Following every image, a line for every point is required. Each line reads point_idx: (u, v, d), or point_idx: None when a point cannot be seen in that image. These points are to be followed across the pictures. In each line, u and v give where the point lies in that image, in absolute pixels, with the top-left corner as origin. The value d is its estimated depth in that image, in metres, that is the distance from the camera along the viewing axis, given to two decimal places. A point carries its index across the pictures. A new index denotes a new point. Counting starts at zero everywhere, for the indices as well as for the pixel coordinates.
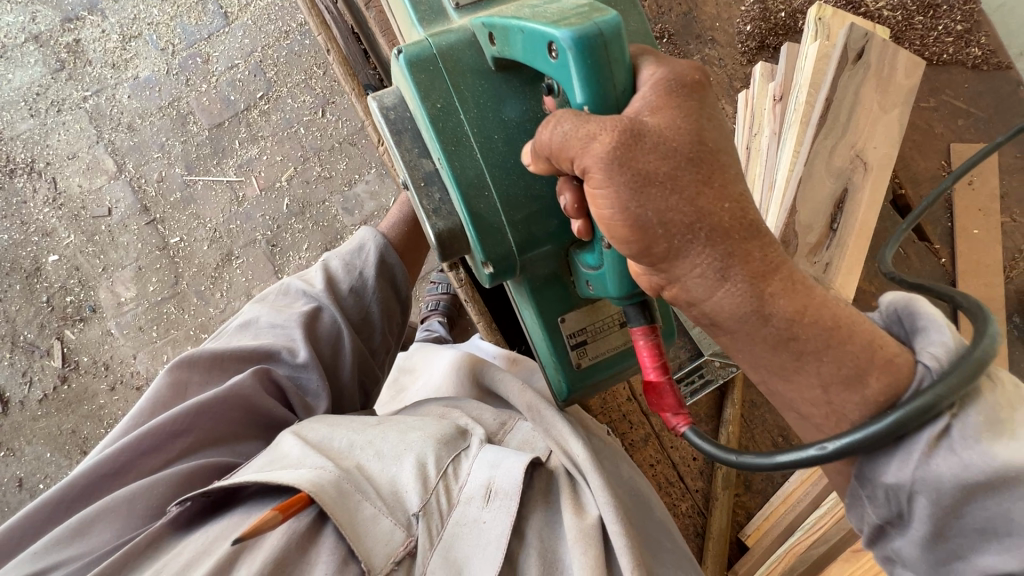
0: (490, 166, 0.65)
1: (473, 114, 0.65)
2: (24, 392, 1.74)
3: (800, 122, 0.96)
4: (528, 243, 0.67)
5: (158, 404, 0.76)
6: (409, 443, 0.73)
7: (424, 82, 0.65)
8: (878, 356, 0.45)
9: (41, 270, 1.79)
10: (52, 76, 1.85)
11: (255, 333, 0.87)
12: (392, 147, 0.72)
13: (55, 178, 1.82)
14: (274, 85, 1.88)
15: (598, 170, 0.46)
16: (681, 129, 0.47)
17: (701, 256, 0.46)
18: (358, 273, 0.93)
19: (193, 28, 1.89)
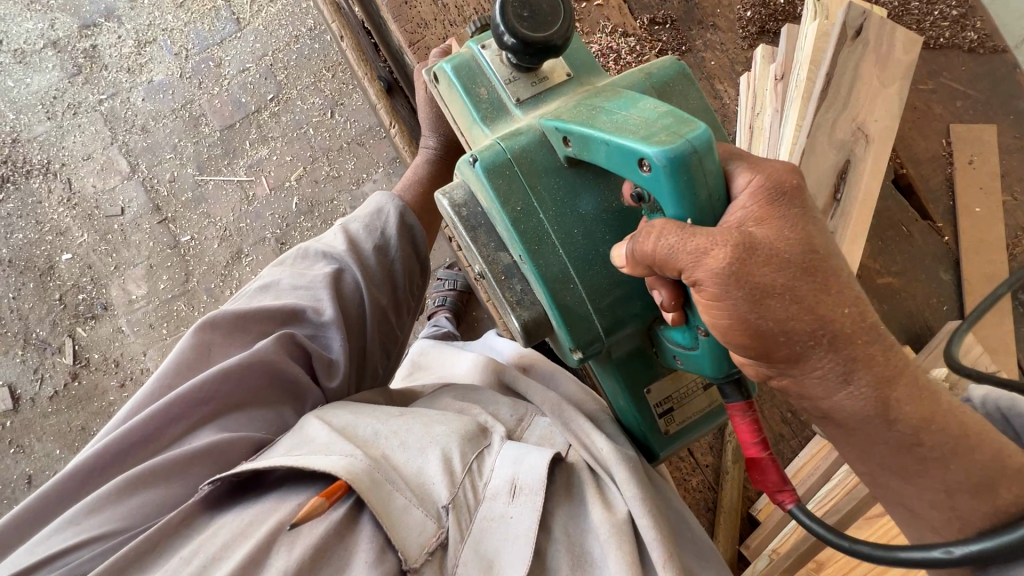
0: (575, 261, 0.68)
1: (552, 212, 0.68)
2: (35, 389, 1.76)
3: (801, 96, 0.97)
4: (615, 326, 0.70)
5: (182, 368, 0.77)
6: (434, 436, 0.74)
7: (503, 188, 0.67)
8: (1008, 467, 0.56)
9: (54, 269, 1.82)
10: (69, 81, 1.90)
11: (276, 294, 0.88)
12: (468, 243, 0.74)
13: (70, 179, 1.85)
14: (284, 87, 1.92)
15: (713, 283, 0.52)
16: (789, 244, 0.53)
17: (823, 360, 0.54)
18: (380, 233, 0.95)
19: (206, 34, 1.94)
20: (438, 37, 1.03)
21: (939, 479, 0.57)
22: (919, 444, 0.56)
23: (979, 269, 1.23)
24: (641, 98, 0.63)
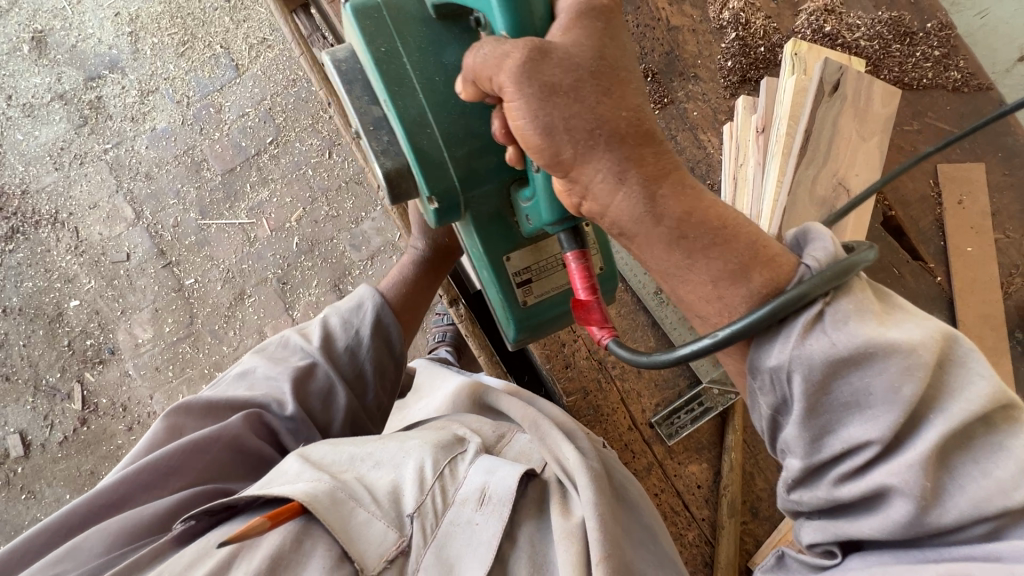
0: (432, 105, 0.72)
1: (415, 58, 0.72)
2: (45, 435, 1.80)
3: (779, 157, 0.99)
4: (470, 178, 0.74)
5: (157, 444, 0.81)
6: (409, 453, 0.78)
7: (369, 28, 0.73)
8: (760, 254, 0.51)
9: (63, 315, 1.86)
10: (75, 132, 1.93)
11: (251, 380, 0.92)
12: (343, 94, 0.77)
13: (77, 228, 1.89)
14: (283, 130, 1.96)
15: (510, 83, 0.51)
16: (583, 46, 0.52)
17: (601, 161, 0.51)
18: (355, 331, 0.97)
19: (207, 81, 1.97)
20: None
21: (706, 269, 0.51)
22: (683, 238, 0.51)
23: (975, 308, 1.20)
24: None
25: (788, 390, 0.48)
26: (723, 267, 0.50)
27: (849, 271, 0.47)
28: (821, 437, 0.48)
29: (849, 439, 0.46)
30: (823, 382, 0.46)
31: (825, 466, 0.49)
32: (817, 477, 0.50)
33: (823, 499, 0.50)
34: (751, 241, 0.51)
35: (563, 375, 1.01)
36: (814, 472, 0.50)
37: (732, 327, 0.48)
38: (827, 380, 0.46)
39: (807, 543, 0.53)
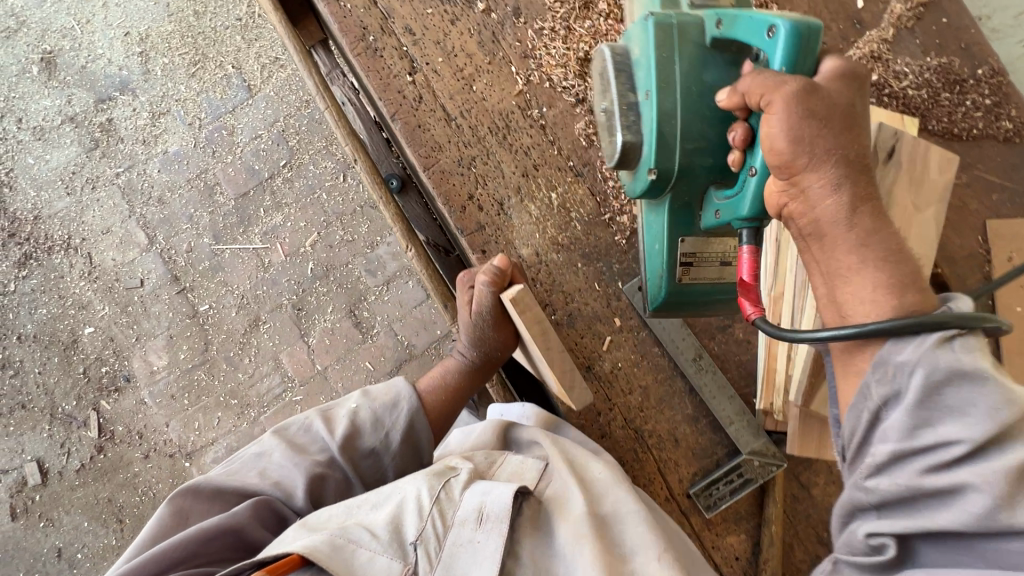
0: (687, 111, 0.69)
1: (687, 71, 0.69)
2: (62, 463, 1.79)
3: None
4: (686, 173, 0.72)
5: (160, 532, 0.73)
6: (403, 485, 0.74)
7: (660, 37, 0.69)
8: (917, 278, 0.55)
9: (77, 342, 1.84)
10: (87, 155, 1.90)
11: (264, 466, 0.81)
12: (608, 76, 0.75)
13: (90, 254, 1.87)
14: (297, 153, 1.93)
15: (780, 100, 0.56)
16: (837, 88, 0.58)
17: (822, 173, 0.56)
18: (384, 433, 0.85)
19: (219, 102, 1.93)
20: (454, 160, 0.91)
21: (870, 278, 0.55)
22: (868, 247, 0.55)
23: None
24: None
25: (904, 382, 0.50)
26: (886, 278, 0.55)
27: (982, 321, 0.50)
28: (917, 429, 0.48)
29: (942, 435, 0.47)
30: (934, 381, 0.48)
31: (909, 459, 0.49)
32: (897, 468, 0.50)
33: (898, 486, 0.49)
34: (914, 270, 0.56)
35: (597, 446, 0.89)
36: (895, 463, 0.50)
37: (883, 324, 0.52)
38: (947, 381, 0.48)
39: (861, 534, 0.52)
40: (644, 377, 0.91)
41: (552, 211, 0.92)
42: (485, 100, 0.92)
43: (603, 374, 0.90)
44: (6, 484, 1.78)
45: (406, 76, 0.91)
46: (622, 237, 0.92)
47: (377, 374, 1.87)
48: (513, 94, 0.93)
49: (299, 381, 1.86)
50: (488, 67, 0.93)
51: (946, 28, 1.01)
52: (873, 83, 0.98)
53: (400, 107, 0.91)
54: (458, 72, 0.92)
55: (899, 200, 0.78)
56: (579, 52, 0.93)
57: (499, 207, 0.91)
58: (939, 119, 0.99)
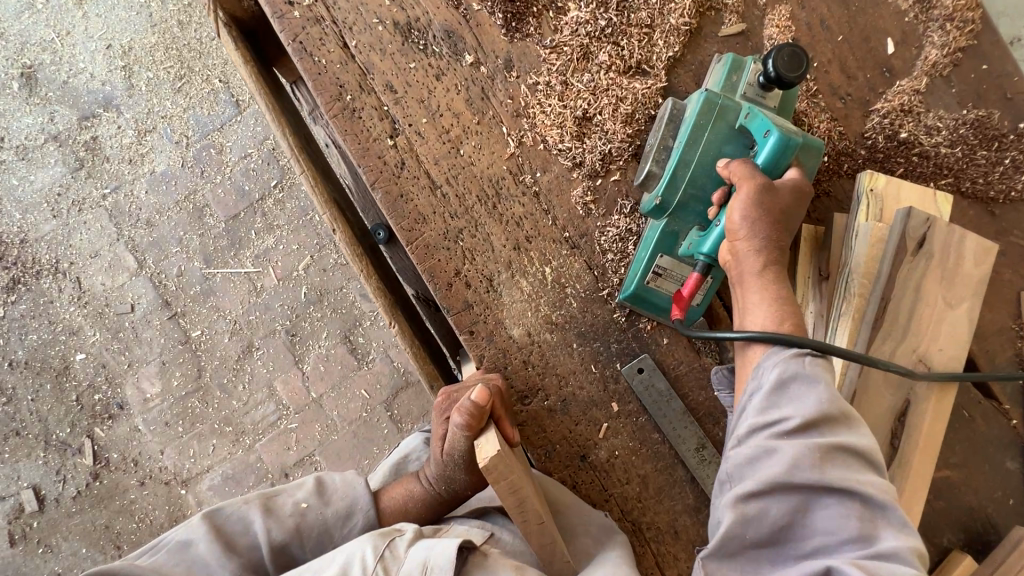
0: (699, 168, 0.74)
1: (712, 141, 0.74)
2: (58, 490, 1.79)
3: (854, 309, 0.73)
4: (680, 210, 0.76)
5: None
6: (348, 547, 0.70)
7: (707, 107, 0.74)
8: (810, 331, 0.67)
9: (70, 369, 1.81)
10: (72, 175, 1.83)
11: (188, 561, 0.73)
12: (664, 118, 0.79)
13: (79, 278, 1.82)
14: (288, 172, 1.86)
15: (749, 186, 0.67)
16: (787, 197, 0.68)
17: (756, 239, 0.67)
18: (328, 546, 0.80)
19: (206, 119, 1.85)
20: (439, 233, 0.84)
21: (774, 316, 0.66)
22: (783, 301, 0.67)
23: None
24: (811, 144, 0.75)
25: (765, 377, 0.62)
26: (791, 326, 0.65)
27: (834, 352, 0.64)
28: (770, 409, 0.60)
29: (786, 412, 0.58)
30: (784, 377, 0.61)
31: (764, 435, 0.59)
32: (754, 441, 0.60)
33: (749, 449, 0.59)
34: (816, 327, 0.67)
35: None
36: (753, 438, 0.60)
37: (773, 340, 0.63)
38: (795, 375, 0.61)
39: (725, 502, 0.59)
40: (643, 465, 0.85)
41: (545, 287, 0.85)
42: (473, 164, 0.85)
43: (598, 464, 0.84)
44: (3, 511, 1.77)
45: (387, 139, 0.83)
46: (619, 315, 0.85)
47: (373, 401, 1.84)
48: (504, 158, 0.85)
49: (294, 408, 1.82)
50: (476, 128, 0.85)
51: (987, 75, 0.91)
52: (902, 140, 0.89)
53: (380, 174, 0.83)
54: (444, 134, 0.84)
55: (930, 295, 0.70)
56: (576, 111, 0.85)
57: (488, 283, 0.84)
58: (974, 180, 0.89)
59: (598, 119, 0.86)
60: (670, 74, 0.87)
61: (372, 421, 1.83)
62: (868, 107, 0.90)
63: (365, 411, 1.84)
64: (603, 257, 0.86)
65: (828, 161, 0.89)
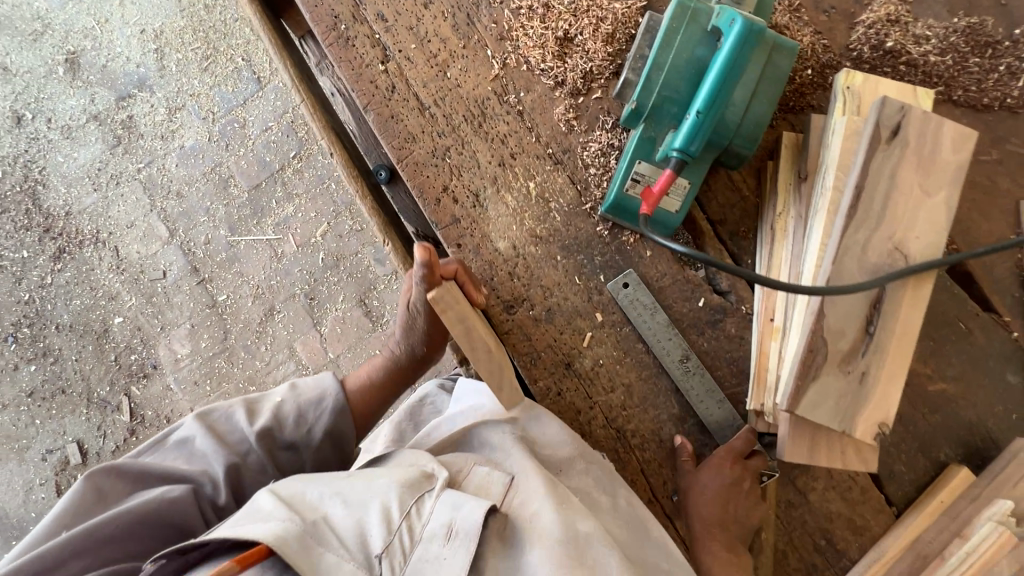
0: (674, 67, 0.76)
1: (686, 41, 0.75)
2: (99, 444, 1.91)
3: (827, 204, 0.74)
4: (656, 113, 0.78)
5: (81, 510, 0.73)
6: (374, 491, 0.71)
7: (680, 8, 0.75)
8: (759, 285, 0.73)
9: (109, 331, 1.94)
10: (110, 152, 1.97)
11: (190, 453, 0.83)
12: (643, 30, 0.82)
13: (116, 247, 1.96)
14: (306, 144, 1.95)
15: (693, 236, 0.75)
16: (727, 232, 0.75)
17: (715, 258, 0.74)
18: (307, 429, 0.87)
19: (231, 95, 1.96)
20: (427, 151, 0.88)
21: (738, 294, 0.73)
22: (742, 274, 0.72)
23: None
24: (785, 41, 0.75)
25: None
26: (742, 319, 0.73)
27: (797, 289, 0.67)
28: None
29: None
30: None
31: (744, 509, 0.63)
32: None
33: None
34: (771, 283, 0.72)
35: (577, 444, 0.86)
36: None
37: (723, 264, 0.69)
38: None
39: None
40: (628, 374, 0.87)
41: (530, 202, 0.88)
42: (460, 86, 0.89)
43: (583, 371, 0.87)
44: (51, 463, 1.92)
45: (379, 64, 0.89)
46: (603, 229, 0.88)
47: None
48: (489, 79, 0.89)
49: (313, 368, 1.90)
50: (462, 52, 0.89)
51: None
52: (888, 50, 0.88)
53: (373, 97, 0.89)
54: (432, 58, 0.89)
55: (906, 183, 0.70)
56: (557, 32, 0.88)
57: (474, 198, 0.88)
58: (966, 88, 0.88)
59: (579, 38, 0.88)
60: None
61: None
62: (853, 20, 0.90)
63: None
64: (586, 172, 0.88)
65: (813, 74, 0.89)
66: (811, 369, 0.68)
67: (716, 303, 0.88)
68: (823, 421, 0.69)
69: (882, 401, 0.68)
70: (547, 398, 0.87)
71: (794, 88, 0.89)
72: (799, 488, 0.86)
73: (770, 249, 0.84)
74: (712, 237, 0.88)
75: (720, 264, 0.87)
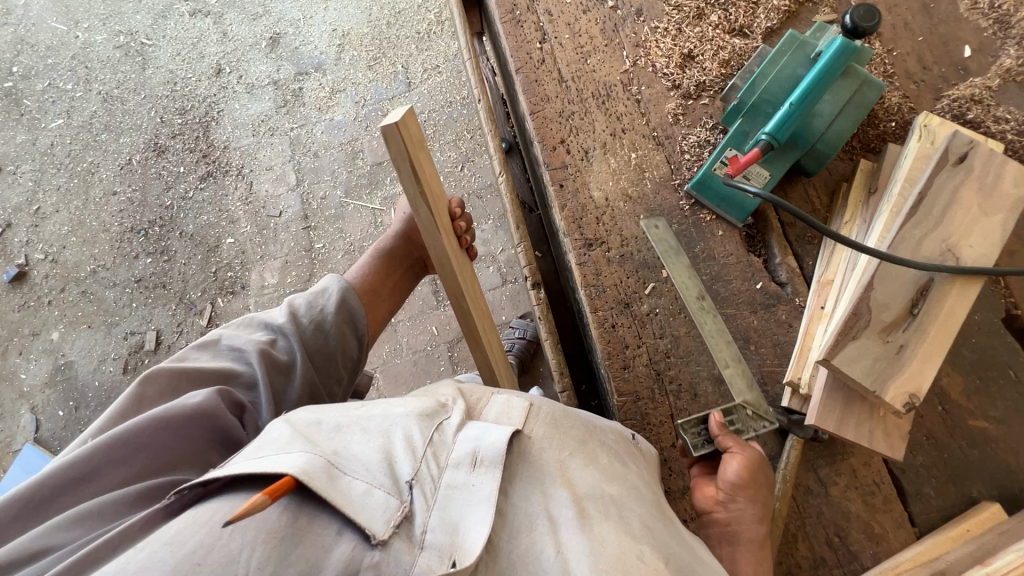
0: (777, 76, 0.93)
1: (791, 59, 0.93)
2: (173, 339, 2.13)
3: (889, 210, 0.85)
4: (754, 110, 0.95)
5: (119, 419, 0.73)
6: (388, 416, 0.59)
7: (792, 36, 0.94)
8: None
9: (219, 248, 2.23)
10: (275, 110, 2.38)
11: (213, 352, 0.86)
12: (759, 52, 1.01)
13: (251, 183, 2.30)
14: (429, 140, 2.26)
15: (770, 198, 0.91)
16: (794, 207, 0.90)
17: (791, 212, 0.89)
18: (319, 310, 0.94)
19: (384, 90, 2.35)
20: (556, 111, 1.08)
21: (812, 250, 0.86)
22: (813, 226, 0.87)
23: None
24: (873, 79, 0.91)
25: None
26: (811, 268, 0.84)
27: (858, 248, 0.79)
28: None
29: None
30: None
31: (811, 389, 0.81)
32: None
33: None
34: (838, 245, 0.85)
35: (618, 376, 0.95)
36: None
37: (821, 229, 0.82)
38: None
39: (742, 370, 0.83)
40: (679, 328, 0.96)
41: (628, 167, 1.05)
42: (595, 72, 1.11)
43: (639, 313, 0.97)
44: (128, 343, 2.13)
45: (536, 43, 1.12)
46: (685, 203, 1.02)
47: (439, 338, 2.03)
48: (619, 71, 1.10)
49: None
50: (603, 48, 1.12)
51: None
52: (968, 121, 1.01)
53: (525, 63, 1.12)
54: (579, 47, 1.12)
55: (965, 201, 0.80)
56: (684, 49, 1.09)
57: (584, 154, 1.06)
58: None
59: (699, 58, 1.09)
60: (766, 39, 1.09)
61: (433, 355, 2.01)
62: (939, 93, 1.04)
63: (430, 346, 2.02)
64: (681, 157, 1.04)
65: (896, 127, 1.01)
66: (854, 329, 0.76)
67: (772, 289, 0.97)
68: (858, 378, 0.75)
69: (915, 375, 0.76)
70: (602, 329, 0.97)
71: (877, 133, 1.01)
72: (821, 478, 0.88)
73: (829, 255, 0.95)
74: (779, 233, 1.00)
75: (782, 257, 0.98)
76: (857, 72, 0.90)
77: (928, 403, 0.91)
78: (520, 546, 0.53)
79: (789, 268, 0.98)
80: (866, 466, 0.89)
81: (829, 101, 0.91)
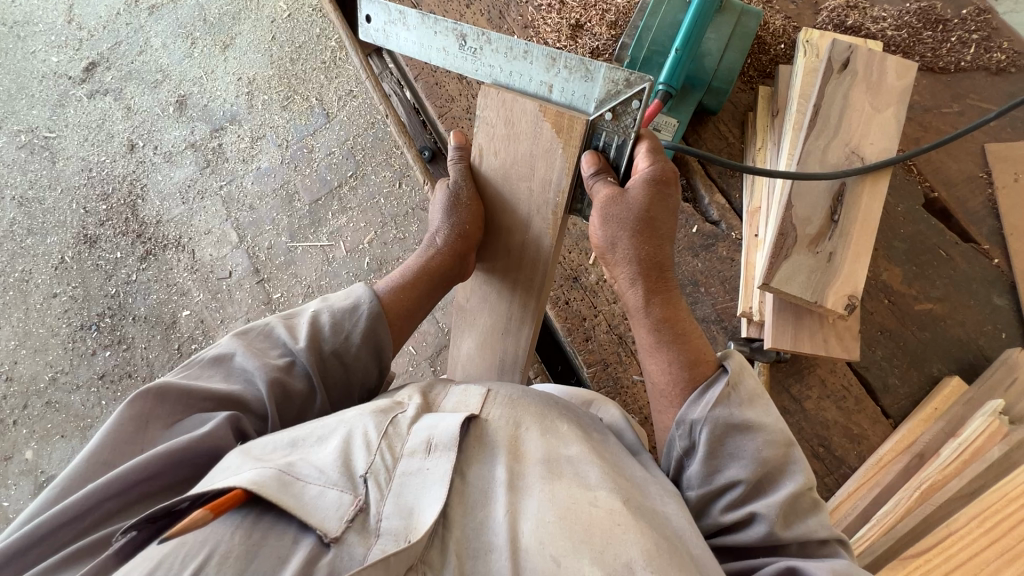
0: (659, 28, 0.96)
1: (669, 10, 0.96)
2: None
3: (793, 128, 0.88)
4: (646, 65, 0.97)
5: (118, 443, 0.60)
6: (342, 419, 0.60)
7: None
8: None
9: (176, 323, 2.17)
10: (199, 172, 2.33)
11: (226, 372, 0.69)
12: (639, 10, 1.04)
13: (193, 251, 2.25)
14: (361, 165, 2.24)
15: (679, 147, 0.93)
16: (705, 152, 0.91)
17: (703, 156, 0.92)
18: (345, 336, 0.75)
19: (304, 126, 2.31)
20: (463, 109, 1.09)
21: None
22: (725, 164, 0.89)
23: None
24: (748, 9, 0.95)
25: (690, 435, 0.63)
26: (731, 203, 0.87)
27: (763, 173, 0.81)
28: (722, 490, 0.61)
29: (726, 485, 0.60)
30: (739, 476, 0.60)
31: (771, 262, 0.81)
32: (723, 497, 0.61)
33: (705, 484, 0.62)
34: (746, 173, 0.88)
35: (583, 348, 0.96)
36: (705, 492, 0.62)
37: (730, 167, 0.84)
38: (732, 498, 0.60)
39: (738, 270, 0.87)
40: None
41: None
42: None
43: (588, 284, 0.99)
44: None
45: None
46: None
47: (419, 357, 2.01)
48: None
49: None
50: None
51: None
52: (850, 26, 1.05)
53: (422, 69, 1.12)
54: None
55: (858, 103, 0.84)
56: (571, 20, 1.10)
57: None
58: (923, 55, 1.03)
59: (588, 26, 1.10)
60: None
61: (417, 374, 1.99)
62: (818, 7, 1.08)
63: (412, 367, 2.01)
64: None
65: (786, 48, 1.04)
66: (784, 248, 0.79)
67: (708, 230, 0.99)
68: (796, 294, 0.78)
69: (851, 277, 0.79)
70: (557, 307, 0.98)
71: (769, 58, 1.05)
72: (794, 396, 0.91)
73: (752, 184, 0.97)
74: (702, 174, 1.02)
75: (711, 197, 1.01)
76: (731, 5, 0.95)
77: (875, 299, 0.95)
78: (474, 518, 0.54)
79: (719, 206, 1.00)
80: (833, 373, 0.92)
81: (713, 38, 0.94)
